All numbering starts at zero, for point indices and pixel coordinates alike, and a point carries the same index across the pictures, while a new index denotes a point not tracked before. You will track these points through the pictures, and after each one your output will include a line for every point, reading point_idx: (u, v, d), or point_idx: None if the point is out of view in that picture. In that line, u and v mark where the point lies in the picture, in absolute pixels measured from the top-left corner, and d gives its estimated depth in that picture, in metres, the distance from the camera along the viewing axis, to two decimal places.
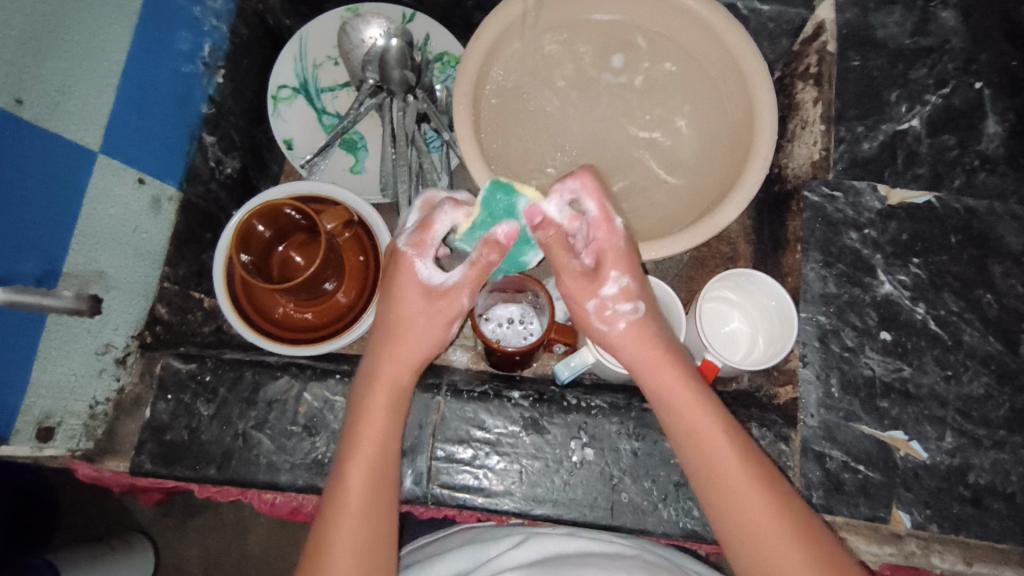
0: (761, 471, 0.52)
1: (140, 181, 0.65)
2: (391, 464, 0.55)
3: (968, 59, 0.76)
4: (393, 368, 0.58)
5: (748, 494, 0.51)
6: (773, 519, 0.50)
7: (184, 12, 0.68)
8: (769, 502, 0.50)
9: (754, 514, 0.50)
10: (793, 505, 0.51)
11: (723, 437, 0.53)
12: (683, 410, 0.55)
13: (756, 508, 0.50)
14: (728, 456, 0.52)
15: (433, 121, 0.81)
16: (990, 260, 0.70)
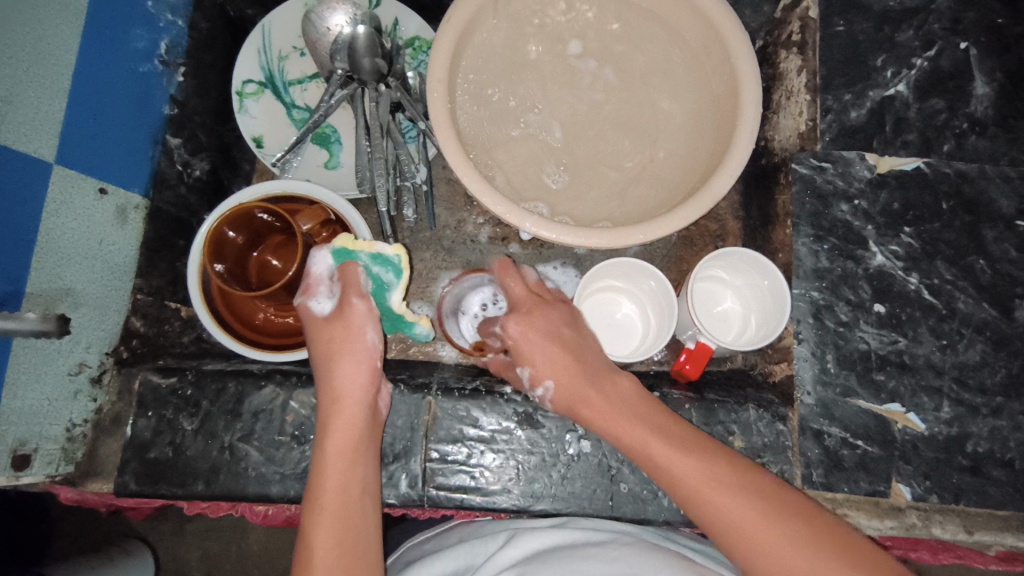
0: (718, 458, 0.51)
1: (102, 191, 0.62)
2: (362, 487, 0.54)
3: (954, 19, 0.74)
4: (338, 410, 0.56)
5: (709, 482, 0.49)
6: (742, 501, 0.48)
7: (136, 8, 0.65)
8: (732, 486, 0.49)
9: (725, 501, 0.48)
10: (758, 482, 0.49)
11: (668, 437, 0.53)
12: (629, 421, 0.54)
13: (723, 495, 0.48)
14: (674, 454, 0.51)
15: (408, 111, 0.78)
16: (982, 225, 0.69)
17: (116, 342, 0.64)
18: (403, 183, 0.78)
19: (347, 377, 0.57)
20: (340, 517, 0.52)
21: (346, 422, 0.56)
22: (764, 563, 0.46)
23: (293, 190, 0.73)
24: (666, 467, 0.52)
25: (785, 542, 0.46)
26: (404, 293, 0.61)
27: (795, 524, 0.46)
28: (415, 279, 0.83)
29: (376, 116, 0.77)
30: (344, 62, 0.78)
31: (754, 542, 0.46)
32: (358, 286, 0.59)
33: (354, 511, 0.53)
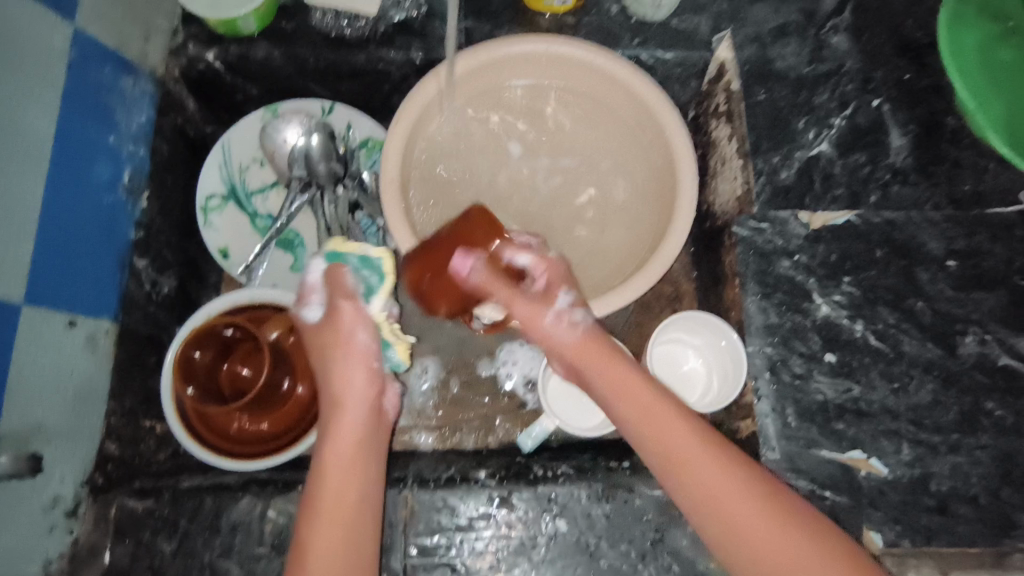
0: (724, 451, 0.56)
1: (72, 323, 0.64)
2: (357, 482, 0.57)
3: (865, 78, 0.80)
4: (344, 414, 0.59)
5: (711, 470, 0.54)
6: (743, 492, 0.53)
7: (99, 144, 0.68)
8: (735, 475, 0.54)
9: (723, 488, 0.54)
10: (757, 475, 0.54)
11: (682, 421, 0.57)
12: (638, 399, 0.58)
13: (726, 482, 0.54)
14: (685, 440, 0.56)
15: (366, 208, 0.83)
16: (916, 268, 0.73)
17: (91, 469, 0.65)
18: None
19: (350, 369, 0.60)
20: (345, 516, 0.55)
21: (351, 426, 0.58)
22: (735, 533, 0.52)
23: (261, 299, 0.75)
24: (672, 450, 0.56)
25: (756, 516, 0.52)
26: (386, 301, 0.63)
27: (786, 518, 0.52)
28: None
29: (335, 217, 0.82)
30: (302, 170, 0.82)
31: (744, 532, 0.52)
32: (345, 288, 0.61)
33: (356, 514, 0.56)
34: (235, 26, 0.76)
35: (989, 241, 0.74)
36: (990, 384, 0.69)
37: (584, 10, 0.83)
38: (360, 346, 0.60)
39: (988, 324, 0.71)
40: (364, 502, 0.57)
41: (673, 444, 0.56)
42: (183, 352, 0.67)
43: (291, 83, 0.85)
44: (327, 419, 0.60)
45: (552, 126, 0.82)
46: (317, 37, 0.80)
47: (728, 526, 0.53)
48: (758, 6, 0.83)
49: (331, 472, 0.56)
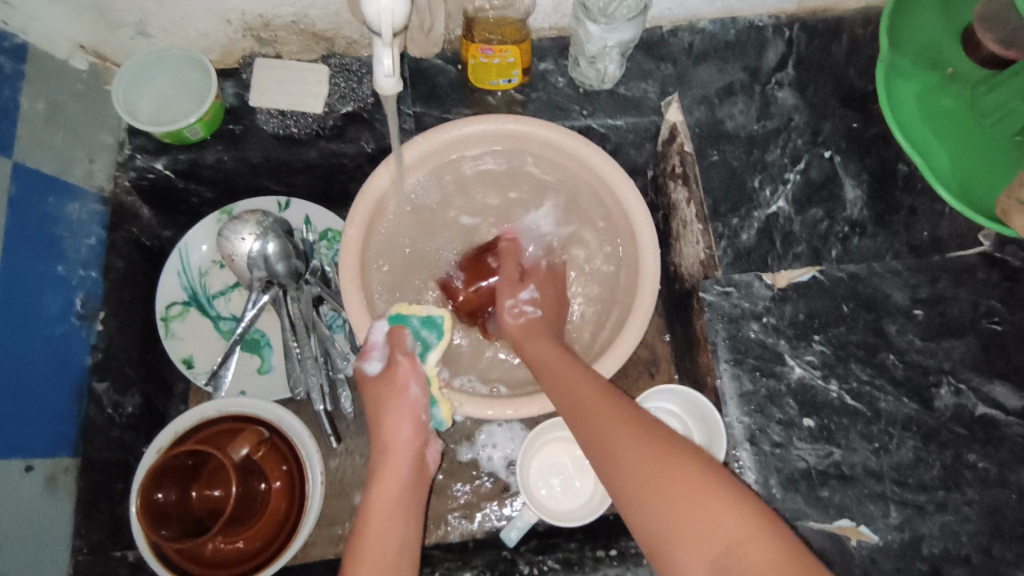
0: (650, 428, 0.56)
1: (28, 467, 0.63)
2: (403, 525, 0.60)
3: (814, 131, 0.80)
4: (391, 460, 0.65)
5: (631, 445, 0.55)
6: (660, 464, 0.53)
7: (47, 276, 0.68)
8: (653, 447, 0.54)
9: (639, 463, 0.54)
10: (677, 449, 0.54)
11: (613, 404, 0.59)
12: (575, 389, 0.61)
13: (641, 455, 0.54)
14: (612, 420, 0.57)
15: (330, 302, 0.82)
16: (884, 321, 0.73)
17: None
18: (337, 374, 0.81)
19: (402, 420, 0.67)
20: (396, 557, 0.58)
21: (397, 470, 0.64)
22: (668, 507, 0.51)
23: (226, 408, 0.73)
24: (602, 430, 0.57)
25: (681, 482, 0.51)
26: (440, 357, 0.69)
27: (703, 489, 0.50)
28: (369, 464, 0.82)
29: (299, 315, 0.80)
30: (262, 270, 0.81)
31: (665, 509, 0.51)
32: (403, 347, 0.68)
33: (398, 555, 0.59)
34: (182, 136, 0.75)
35: (954, 287, 0.74)
36: (969, 435, 0.69)
37: (531, 86, 0.83)
38: (414, 398, 0.67)
39: (961, 373, 0.71)
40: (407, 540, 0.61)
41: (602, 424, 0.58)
42: (146, 493, 0.64)
43: (245, 181, 0.84)
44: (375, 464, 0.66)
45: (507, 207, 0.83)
46: (266, 137, 0.79)
47: (650, 503, 0.52)
48: (702, 67, 0.84)
49: (381, 512, 0.61)
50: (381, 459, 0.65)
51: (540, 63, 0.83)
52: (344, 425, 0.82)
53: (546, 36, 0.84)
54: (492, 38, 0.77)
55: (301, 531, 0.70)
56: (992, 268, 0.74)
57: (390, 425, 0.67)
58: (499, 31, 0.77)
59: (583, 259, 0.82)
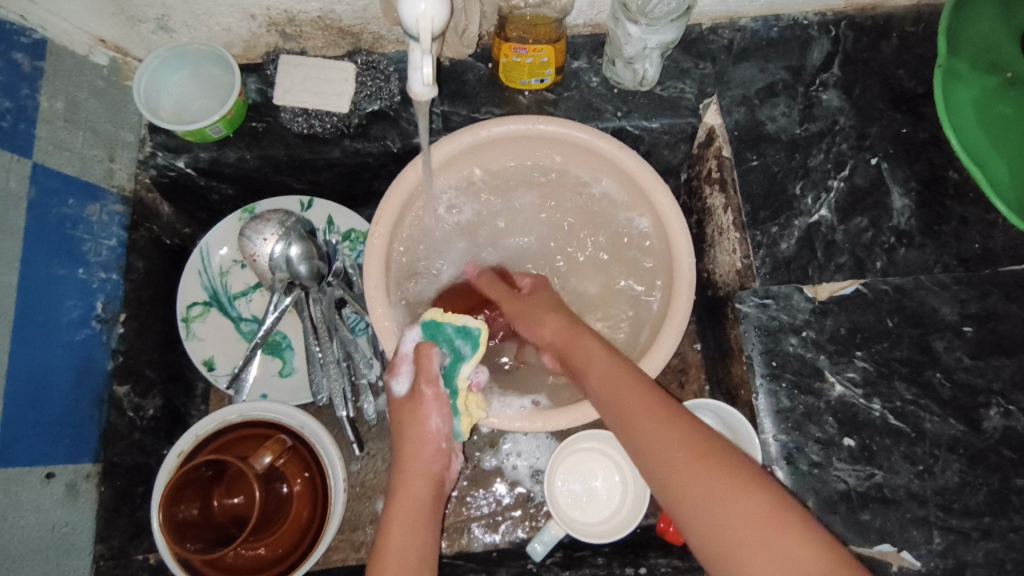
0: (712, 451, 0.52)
1: (49, 475, 0.61)
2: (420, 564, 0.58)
3: (860, 135, 0.77)
4: (414, 481, 0.63)
5: (685, 470, 0.52)
6: (712, 500, 0.50)
7: (66, 280, 0.66)
8: (716, 475, 0.51)
9: (705, 498, 0.50)
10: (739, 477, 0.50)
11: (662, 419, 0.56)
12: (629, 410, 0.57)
13: (704, 486, 0.50)
14: (661, 443, 0.54)
15: (353, 305, 0.80)
16: (932, 337, 0.70)
17: None
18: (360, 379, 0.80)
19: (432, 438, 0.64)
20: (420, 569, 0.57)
21: (423, 479, 0.63)
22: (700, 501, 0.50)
23: (245, 414, 0.72)
24: (657, 450, 0.54)
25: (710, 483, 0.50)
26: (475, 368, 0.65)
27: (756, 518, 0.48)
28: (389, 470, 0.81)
29: (321, 317, 0.78)
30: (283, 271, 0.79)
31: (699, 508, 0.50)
32: (430, 373, 0.63)
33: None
34: (203, 134, 0.73)
35: (1005, 302, 0.70)
36: (1018, 460, 0.65)
37: (563, 85, 0.79)
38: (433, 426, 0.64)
39: (1011, 393, 0.67)
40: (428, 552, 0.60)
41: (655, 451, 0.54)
42: (166, 510, 0.62)
43: (266, 180, 0.82)
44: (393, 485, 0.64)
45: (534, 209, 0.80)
46: (289, 135, 0.77)
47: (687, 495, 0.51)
48: (743, 65, 0.80)
49: (404, 518, 0.60)
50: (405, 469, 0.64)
51: (573, 61, 0.80)
52: (366, 430, 0.81)
53: (580, 33, 0.80)
54: (524, 36, 0.73)
55: (327, 533, 0.69)
56: None
57: (416, 436, 0.64)
58: (533, 31, 0.73)
59: (615, 264, 0.79)
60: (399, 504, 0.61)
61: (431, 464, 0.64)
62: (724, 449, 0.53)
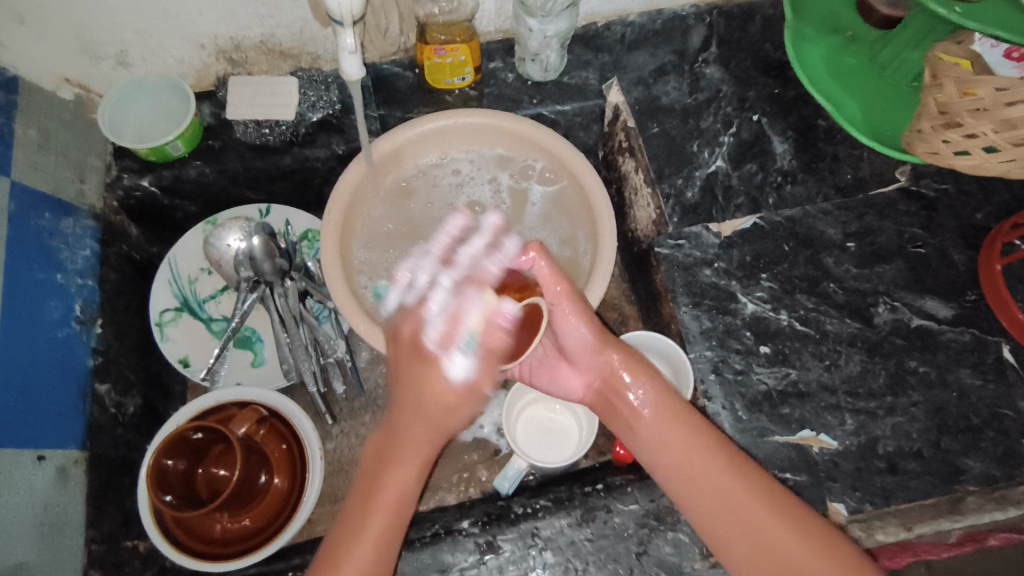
0: (778, 507, 0.60)
1: (40, 458, 0.67)
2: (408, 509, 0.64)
3: (741, 99, 0.89)
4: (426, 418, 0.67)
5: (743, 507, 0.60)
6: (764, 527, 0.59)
7: (48, 284, 0.73)
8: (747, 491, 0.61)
9: (765, 530, 0.59)
10: (789, 508, 0.59)
11: (713, 459, 0.62)
12: (686, 458, 0.63)
13: (760, 522, 0.59)
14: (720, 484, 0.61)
15: (315, 295, 0.87)
16: (822, 255, 0.80)
17: None
18: (327, 360, 0.87)
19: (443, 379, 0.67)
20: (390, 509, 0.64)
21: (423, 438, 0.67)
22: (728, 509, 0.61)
23: (223, 398, 0.77)
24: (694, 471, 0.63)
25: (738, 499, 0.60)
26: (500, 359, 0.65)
27: (805, 543, 0.58)
28: (361, 444, 0.87)
29: (288, 308, 0.84)
30: (248, 270, 0.86)
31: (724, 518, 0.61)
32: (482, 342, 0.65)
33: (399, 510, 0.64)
34: (164, 152, 0.81)
35: (879, 220, 0.81)
36: (908, 345, 0.75)
37: (483, 83, 0.91)
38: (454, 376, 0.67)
39: (895, 292, 0.78)
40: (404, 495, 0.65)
41: (709, 488, 0.62)
42: (156, 459, 0.68)
43: (225, 193, 0.90)
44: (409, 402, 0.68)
45: (433, 201, 0.86)
46: (243, 148, 0.86)
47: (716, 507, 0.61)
48: (636, 53, 0.93)
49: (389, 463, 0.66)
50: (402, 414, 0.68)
51: (490, 63, 0.92)
52: (339, 408, 0.89)
53: (493, 39, 0.93)
54: (444, 39, 0.85)
55: (300, 514, 0.73)
56: (911, 200, 0.82)
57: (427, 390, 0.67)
58: (450, 32, 0.85)
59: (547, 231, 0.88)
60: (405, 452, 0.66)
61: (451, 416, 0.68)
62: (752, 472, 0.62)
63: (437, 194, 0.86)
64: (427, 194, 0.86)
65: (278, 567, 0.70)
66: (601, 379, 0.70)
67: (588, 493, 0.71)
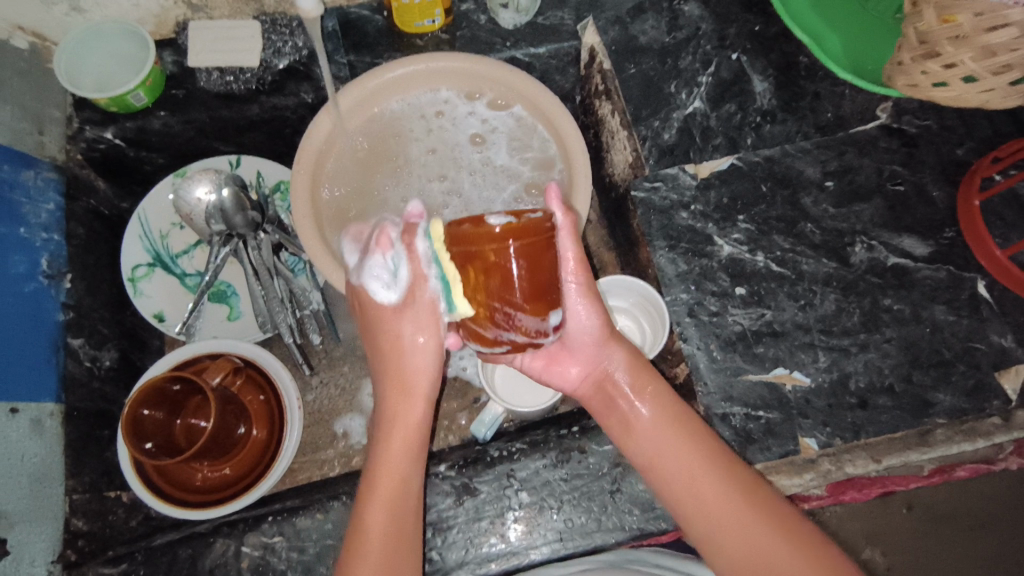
0: (751, 491, 0.58)
1: (13, 410, 0.67)
2: (411, 495, 0.60)
3: (720, 36, 0.86)
4: (409, 389, 0.63)
5: (735, 525, 0.57)
6: (736, 516, 0.57)
7: (9, 238, 0.72)
8: (714, 474, 0.59)
9: (744, 527, 0.56)
10: (761, 499, 0.57)
11: (694, 443, 0.60)
12: (663, 435, 0.61)
13: (730, 510, 0.57)
14: (720, 498, 0.57)
15: (290, 248, 0.85)
16: (800, 195, 0.79)
17: (61, 548, 0.69)
18: (303, 312, 0.86)
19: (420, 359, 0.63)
20: (393, 488, 0.59)
21: (414, 406, 0.63)
22: (698, 493, 0.58)
23: (199, 349, 0.77)
24: (664, 454, 0.61)
25: (706, 484, 0.58)
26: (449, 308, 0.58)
27: (790, 546, 0.55)
28: (342, 394, 0.88)
29: (261, 260, 0.82)
30: (220, 223, 0.84)
31: (698, 509, 0.58)
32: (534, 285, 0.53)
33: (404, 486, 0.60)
34: (126, 102, 0.79)
35: (859, 157, 0.80)
36: (884, 283, 0.75)
37: (455, 25, 0.89)
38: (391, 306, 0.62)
39: (872, 231, 0.77)
40: (413, 477, 0.61)
41: (685, 474, 0.59)
42: (133, 409, 0.67)
43: (194, 144, 0.88)
44: (389, 378, 0.64)
45: (427, 169, 0.81)
46: (208, 98, 0.84)
47: (682, 496, 0.59)
48: None
49: (397, 424, 0.62)
50: (397, 387, 0.63)
51: (461, 4, 0.90)
52: (318, 360, 0.89)
53: None
54: None
55: (280, 462, 0.74)
56: (891, 136, 0.81)
57: (407, 355, 0.63)
58: None
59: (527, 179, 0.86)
60: (400, 407, 0.62)
61: (428, 373, 0.63)
62: (721, 453, 0.60)
63: (432, 159, 0.81)
64: (412, 163, 0.81)
65: (258, 512, 0.71)
66: (594, 375, 0.66)
67: (562, 433, 0.71)
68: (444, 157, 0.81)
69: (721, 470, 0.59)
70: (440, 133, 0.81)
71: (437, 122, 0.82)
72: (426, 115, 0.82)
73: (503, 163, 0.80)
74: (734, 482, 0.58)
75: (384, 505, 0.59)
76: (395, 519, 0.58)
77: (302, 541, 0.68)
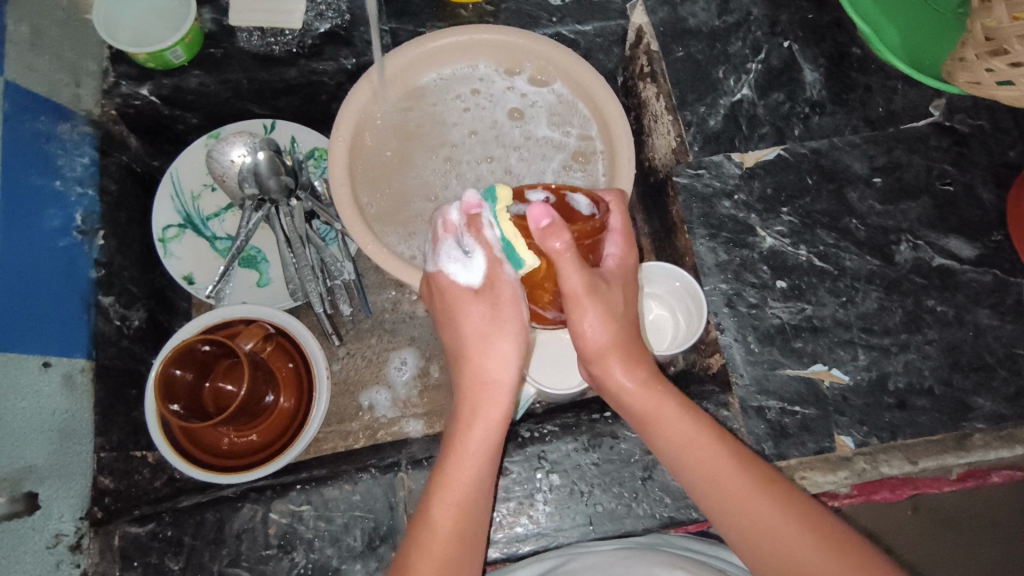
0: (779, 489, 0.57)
1: (45, 364, 0.66)
2: (483, 494, 0.58)
3: (771, 23, 0.83)
4: (490, 389, 0.58)
5: (748, 498, 0.56)
6: (762, 514, 0.55)
7: (45, 191, 0.71)
8: (741, 474, 0.57)
9: (774, 525, 0.55)
10: (789, 497, 0.56)
11: (716, 443, 0.59)
12: (685, 436, 0.59)
13: (760, 510, 0.56)
14: (748, 499, 0.56)
15: (322, 215, 0.83)
16: (846, 189, 0.77)
17: (88, 506, 0.69)
18: (333, 283, 0.84)
19: (503, 347, 0.58)
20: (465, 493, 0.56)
21: (495, 404, 0.58)
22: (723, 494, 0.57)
23: (229, 314, 0.76)
24: (683, 454, 0.59)
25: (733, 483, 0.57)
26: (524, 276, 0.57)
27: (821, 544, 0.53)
28: (369, 366, 0.88)
29: (293, 228, 0.82)
30: (253, 187, 0.83)
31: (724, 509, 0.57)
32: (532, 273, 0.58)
33: (477, 484, 0.57)
34: (164, 58, 0.77)
35: (908, 154, 0.78)
36: (928, 284, 0.74)
37: None
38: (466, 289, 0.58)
39: (918, 230, 0.76)
40: (487, 475, 0.58)
41: (710, 474, 0.58)
42: (165, 369, 0.67)
43: (229, 106, 0.86)
44: (466, 370, 0.59)
45: (466, 144, 0.79)
46: (246, 57, 0.82)
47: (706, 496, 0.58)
48: None
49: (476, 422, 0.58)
50: (476, 385, 0.59)
51: None
52: (345, 331, 0.88)
53: None
54: None
55: (306, 431, 0.74)
56: (942, 134, 0.79)
57: (485, 349, 0.58)
58: None
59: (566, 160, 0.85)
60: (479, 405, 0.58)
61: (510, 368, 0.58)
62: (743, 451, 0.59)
63: (470, 137, 0.79)
64: (449, 137, 0.79)
65: (285, 480, 0.70)
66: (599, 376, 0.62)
67: (594, 417, 0.70)
68: (482, 132, 0.79)
69: (744, 470, 0.58)
70: (477, 108, 0.79)
71: (474, 96, 0.80)
72: (463, 90, 0.80)
73: (544, 140, 0.79)
74: (758, 480, 0.57)
75: (453, 507, 0.56)
76: (461, 521, 0.56)
77: (329, 511, 0.67)
